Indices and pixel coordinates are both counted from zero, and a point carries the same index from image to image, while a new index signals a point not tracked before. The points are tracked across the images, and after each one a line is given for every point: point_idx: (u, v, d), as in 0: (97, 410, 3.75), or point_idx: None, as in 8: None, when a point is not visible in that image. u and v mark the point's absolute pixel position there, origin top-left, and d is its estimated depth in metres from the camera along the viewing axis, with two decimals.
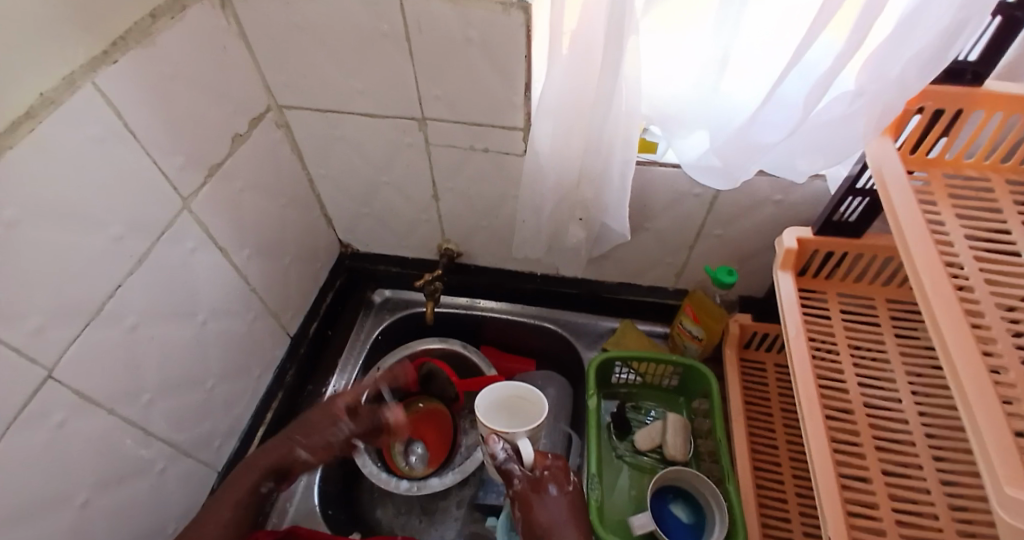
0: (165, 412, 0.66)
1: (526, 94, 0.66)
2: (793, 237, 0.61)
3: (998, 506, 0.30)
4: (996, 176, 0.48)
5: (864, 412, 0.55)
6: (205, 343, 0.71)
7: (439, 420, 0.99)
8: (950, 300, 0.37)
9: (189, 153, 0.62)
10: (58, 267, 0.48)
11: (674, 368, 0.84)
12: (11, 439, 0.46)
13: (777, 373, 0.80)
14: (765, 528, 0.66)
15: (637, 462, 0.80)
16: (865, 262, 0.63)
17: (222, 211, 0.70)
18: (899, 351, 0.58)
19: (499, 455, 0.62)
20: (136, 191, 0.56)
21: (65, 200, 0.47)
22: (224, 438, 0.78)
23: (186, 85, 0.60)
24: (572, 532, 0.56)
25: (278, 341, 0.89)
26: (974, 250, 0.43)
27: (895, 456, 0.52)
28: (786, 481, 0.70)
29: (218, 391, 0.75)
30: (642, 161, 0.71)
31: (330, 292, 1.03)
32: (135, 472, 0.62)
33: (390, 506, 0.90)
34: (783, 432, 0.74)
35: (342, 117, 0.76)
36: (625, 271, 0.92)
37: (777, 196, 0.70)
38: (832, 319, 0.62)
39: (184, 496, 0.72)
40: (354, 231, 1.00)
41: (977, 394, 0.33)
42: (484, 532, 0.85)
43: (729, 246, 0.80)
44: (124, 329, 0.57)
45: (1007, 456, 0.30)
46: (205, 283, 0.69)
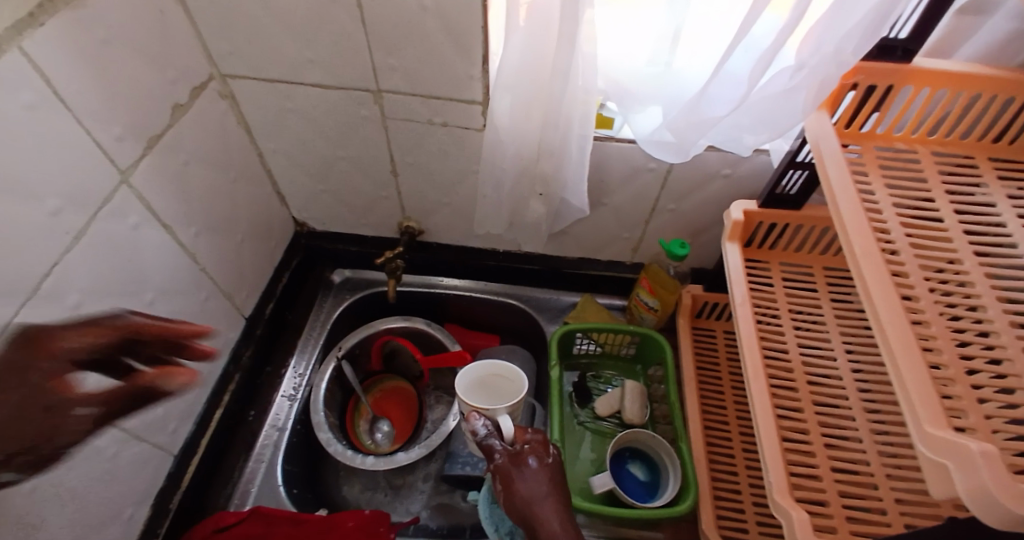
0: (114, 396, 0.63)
1: (484, 67, 0.66)
2: (740, 209, 0.65)
3: (921, 445, 0.33)
4: (923, 148, 0.52)
5: (803, 371, 0.59)
6: (156, 325, 0.68)
7: (404, 397, 1.00)
8: (878, 263, 0.40)
9: (127, 123, 0.59)
10: None
11: (631, 337, 0.87)
12: None
13: (726, 339, 0.84)
14: (714, 482, 0.71)
15: (598, 427, 0.83)
16: (806, 232, 0.67)
17: (166, 185, 0.67)
18: (834, 315, 0.62)
19: (480, 432, 0.63)
20: (72, 163, 0.52)
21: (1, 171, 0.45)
22: (179, 422, 0.75)
23: (122, 50, 0.56)
24: (554, 503, 0.56)
25: (233, 322, 0.86)
26: (901, 217, 0.46)
27: (831, 409, 0.56)
28: (733, 438, 0.74)
29: (171, 372, 0.72)
30: (598, 137, 0.72)
31: (286, 272, 1.00)
32: (85, 457, 0.60)
33: (357, 484, 0.90)
34: (731, 394, 0.78)
35: (292, 88, 0.74)
36: (583, 247, 0.94)
37: (725, 170, 0.73)
38: (774, 286, 0.66)
39: (138, 480, 0.69)
40: (310, 210, 0.97)
41: (902, 346, 0.36)
42: (452, 503, 0.86)
43: (682, 220, 0.83)
44: (65, 310, 0.54)
45: (927, 401, 0.34)
46: (152, 262, 0.66)
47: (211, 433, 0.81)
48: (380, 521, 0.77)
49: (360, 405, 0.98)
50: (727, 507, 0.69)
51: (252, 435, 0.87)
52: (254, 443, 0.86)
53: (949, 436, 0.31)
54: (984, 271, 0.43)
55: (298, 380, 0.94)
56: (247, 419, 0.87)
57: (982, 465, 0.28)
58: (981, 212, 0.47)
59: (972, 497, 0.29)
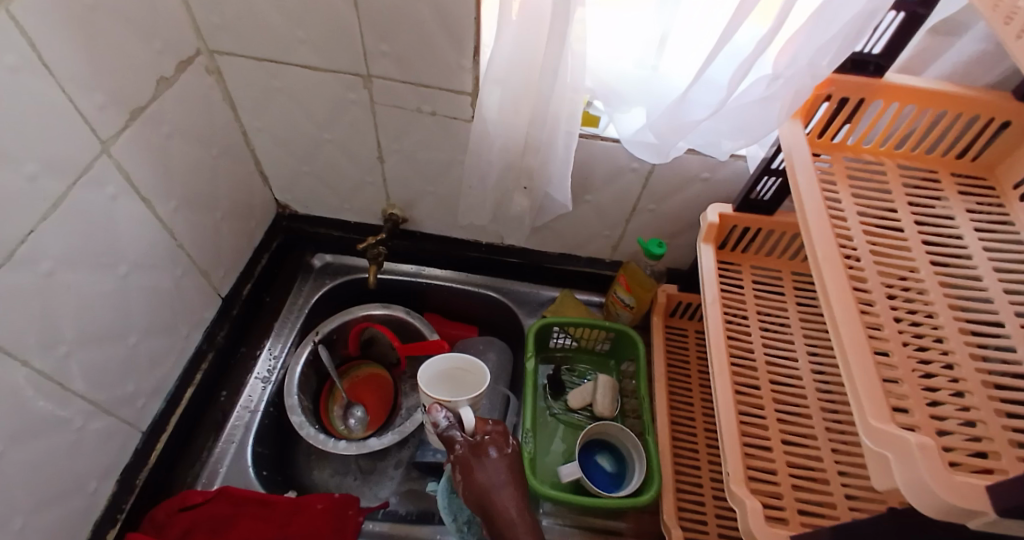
0: (83, 367, 0.62)
1: (475, 58, 0.67)
2: (715, 213, 0.67)
3: (866, 438, 0.35)
4: (889, 162, 0.54)
5: (766, 369, 0.61)
6: (129, 297, 0.68)
7: (380, 384, 1.00)
8: (836, 265, 0.43)
9: (111, 91, 0.58)
10: None
11: (607, 333, 0.89)
12: None
13: (697, 339, 0.86)
14: (678, 475, 0.73)
15: (569, 419, 0.85)
16: (778, 237, 0.69)
17: (147, 157, 0.66)
18: (798, 318, 0.65)
19: (441, 424, 0.62)
20: (54, 131, 0.52)
21: None
22: (148, 398, 0.74)
23: (109, 16, 0.56)
24: (512, 491, 0.58)
25: (208, 302, 0.85)
26: (863, 225, 0.48)
27: (790, 406, 0.59)
28: (698, 433, 0.76)
29: (142, 347, 0.72)
30: (584, 135, 0.73)
31: (265, 253, 0.99)
32: (52, 428, 0.59)
33: (327, 468, 0.90)
34: (699, 391, 0.80)
35: (281, 67, 0.73)
36: (565, 243, 0.96)
37: (704, 174, 0.75)
38: (744, 288, 0.68)
39: (105, 454, 0.68)
40: (293, 192, 0.97)
41: (854, 345, 0.38)
42: (420, 489, 0.87)
43: (661, 221, 0.85)
44: (38, 276, 0.53)
45: (874, 397, 0.36)
46: (128, 234, 0.66)
47: (181, 411, 0.80)
48: (349, 504, 0.78)
49: (335, 390, 0.98)
50: (688, 500, 0.71)
51: (223, 414, 0.86)
52: (225, 423, 0.86)
53: (890, 429, 0.33)
54: (939, 280, 0.45)
55: (273, 362, 0.94)
56: (219, 399, 0.87)
57: (919, 457, 0.30)
58: (939, 224, 0.49)
59: (910, 487, 0.31)
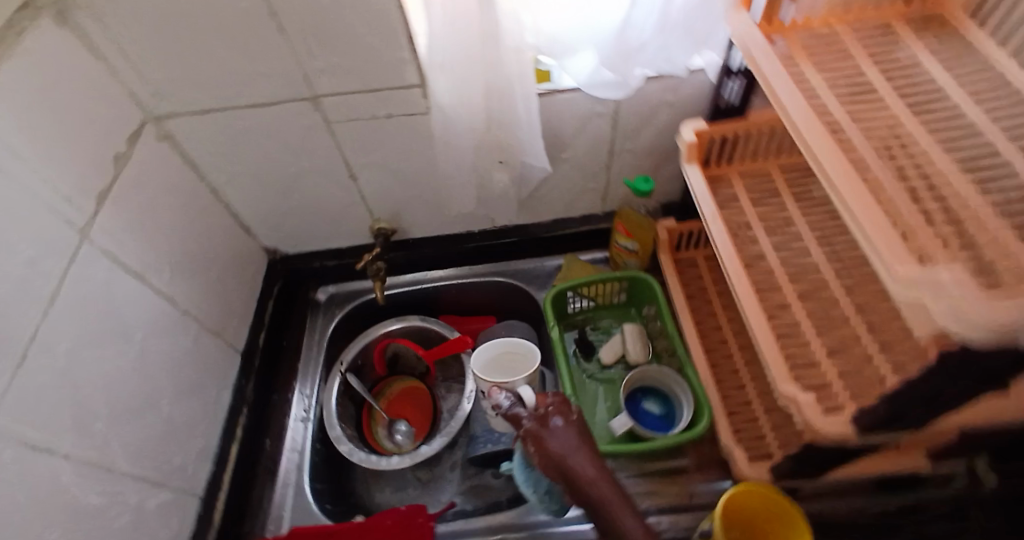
0: (126, 448, 0.63)
1: (412, 47, 0.65)
2: (691, 130, 0.66)
3: (898, 294, 0.34)
4: (841, 26, 0.53)
5: (781, 268, 0.60)
6: (149, 373, 0.68)
7: (416, 395, 1.00)
8: (822, 136, 0.41)
9: (70, 178, 0.57)
10: None
11: (620, 284, 0.88)
12: None
13: (709, 263, 0.85)
14: (726, 397, 0.72)
15: (606, 375, 0.85)
16: (759, 137, 0.67)
17: (126, 234, 0.66)
18: (800, 211, 0.64)
19: (505, 404, 0.60)
20: (30, 228, 0.51)
21: None
22: (197, 465, 0.75)
23: (47, 105, 0.55)
24: (588, 455, 0.51)
25: (229, 359, 0.85)
26: (839, 93, 0.47)
27: (816, 297, 0.58)
28: (735, 353, 0.76)
29: (177, 417, 0.72)
30: (543, 92, 0.71)
31: (270, 300, 0.99)
32: (114, 514, 0.59)
33: (387, 487, 0.90)
34: (723, 311, 0.80)
35: (227, 113, 0.73)
36: (553, 207, 0.95)
37: (668, 97, 0.73)
38: (739, 198, 0.67)
39: (170, 527, 0.69)
40: (278, 234, 0.97)
41: (860, 207, 0.37)
42: (484, 482, 0.87)
43: (642, 158, 0.84)
44: (57, 371, 0.53)
45: (896, 252, 0.35)
46: (132, 313, 0.65)
47: (231, 469, 0.81)
48: (415, 513, 0.78)
49: (375, 412, 0.98)
50: (744, 418, 0.70)
51: (272, 461, 0.86)
52: (276, 470, 0.85)
53: (922, 275, 0.32)
54: (929, 125, 0.44)
55: (307, 401, 0.93)
56: (265, 447, 0.87)
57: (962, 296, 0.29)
58: (911, 73, 0.48)
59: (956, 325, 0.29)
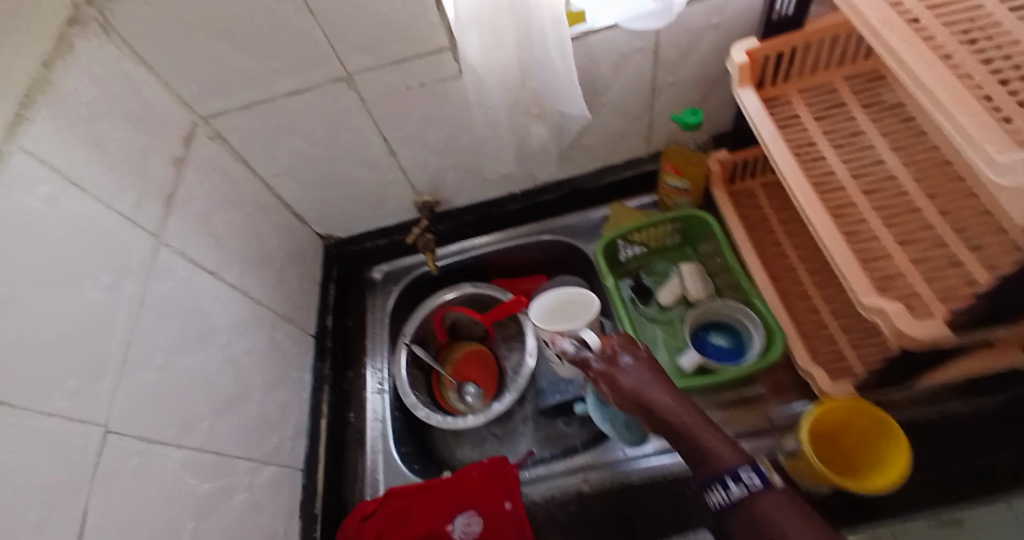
0: (228, 434, 0.68)
1: (440, 9, 0.64)
2: (742, 51, 0.62)
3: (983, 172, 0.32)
4: None
5: (852, 181, 0.57)
6: (237, 363, 0.73)
7: (480, 357, 1.02)
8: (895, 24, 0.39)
9: (137, 187, 0.61)
10: (76, 326, 0.49)
11: (672, 225, 0.86)
12: (102, 483, 0.48)
13: (767, 192, 0.82)
14: (799, 325, 0.70)
15: (668, 317, 0.84)
16: (817, 49, 0.63)
17: (195, 234, 0.69)
18: (869, 121, 0.60)
19: (570, 350, 0.60)
20: (110, 242, 0.55)
21: (51, 258, 0.47)
22: (294, 441, 0.81)
23: (107, 121, 0.58)
24: (662, 386, 0.51)
25: (301, 341, 0.90)
26: None
27: (893, 207, 0.55)
28: (804, 279, 0.73)
29: (268, 401, 0.78)
30: (576, 36, 0.69)
31: (331, 285, 1.03)
32: (229, 494, 0.65)
33: (467, 445, 0.94)
34: (788, 239, 0.77)
35: (269, 105, 0.74)
36: (596, 155, 0.92)
37: (716, 20, 0.70)
38: (799, 115, 0.64)
39: (280, 499, 0.75)
40: (330, 219, 1.00)
41: (937, 89, 0.35)
42: (556, 431, 0.90)
43: (685, 90, 0.80)
44: (155, 369, 0.58)
45: (981, 132, 0.33)
46: (212, 310, 0.70)
47: (324, 440, 0.87)
48: (501, 462, 0.81)
49: (443, 377, 1.02)
50: (819, 343, 0.68)
51: (359, 432, 0.91)
52: (364, 439, 0.90)
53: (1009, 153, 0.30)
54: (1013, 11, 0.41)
55: (380, 374, 0.97)
56: (350, 420, 0.92)
57: None
58: None
59: None
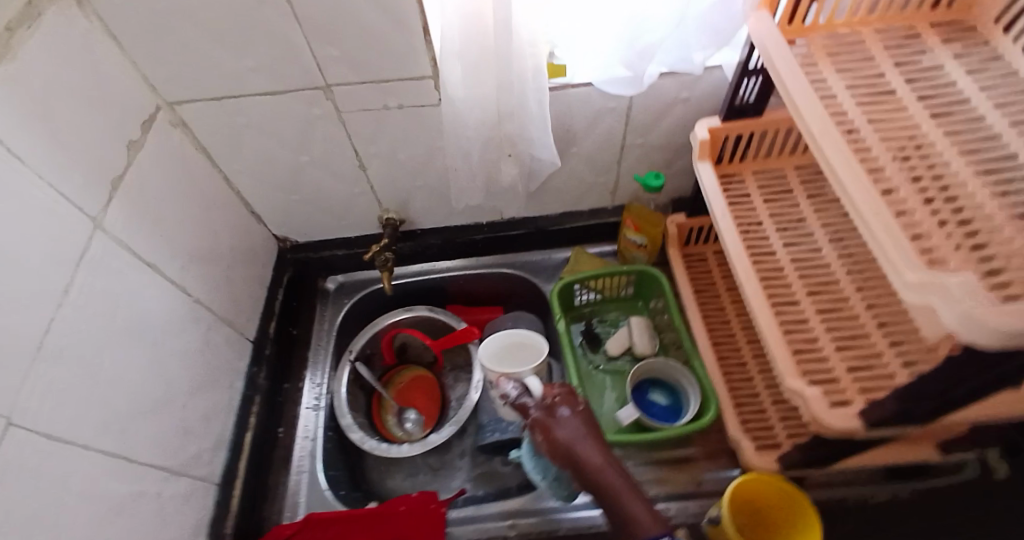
0: (143, 437, 0.64)
1: (427, 39, 0.66)
2: (705, 128, 0.66)
3: (905, 293, 0.35)
4: (865, 29, 0.54)
5: (792, 266, 0.61)
6: (164, 363, 0.69)
7: (425, 384, 1.02)
8: (835, 138, 0.42)
9: (84, 169, 0.58)
10: None
11: (628, 277, 0.89)
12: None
13: (718, 259, 0.87)
14: (733, 391, 0.73)
15: (614, 367, 0.86)
16: (771, 138, 0.68)
17: (139, 224, 0.66)
18: (813, 211, 0.65)
19: (513, 394, 0.63)
20: (44, 224, 0.52)
21: None
22: (213, 451, 0.77)
23: (62, 96, 0.55)
24: (594, 443, 0.52)
25: (239, 349, 0.86)
26: (856, 96, 0.48)
27: (826, 295, 0.58)
28: (743, 348, 0.77)
29: (192, 406, 0.74)
30: (554, 87, 0.71)
31: (280, 288, 1.00)
32: (135, 504, 0.61)
33: (398, 474, 0.92)
34: (732, 307, 0.81)
35: (241, 100, 0.73)
36: (564, 200, 0.95)
37: (683, 94, 0.74)
38: (752, 195, 0.68)
39: (189, 512, 0.70)
40: (289, 223, 0.97)
41: (870, 207, 0.38)
42: (492, 470, 0.88)
43: (653, 153, 0.84)
44: (75, 363, 0.55)
45: (905, 255, 0.35)
46: (145, 305, 0.66)
47: (246, 457, 0.83)
48: (429, 500, 0.79)
49: (384, 400, 1.00)
50: (751, 412, 0.71)
51: (287, 449, 0.89)
52: (291, 456, 0.88)
53: (927, 277, 0.33)
54: (943, 130, 0.44)
55: (318, 390, 0.95)
56: (278, 436, 0.89)
57: (963, 295, 0.30)
58: (933, 76, 0.49)
59: (961, 326, 0.29)
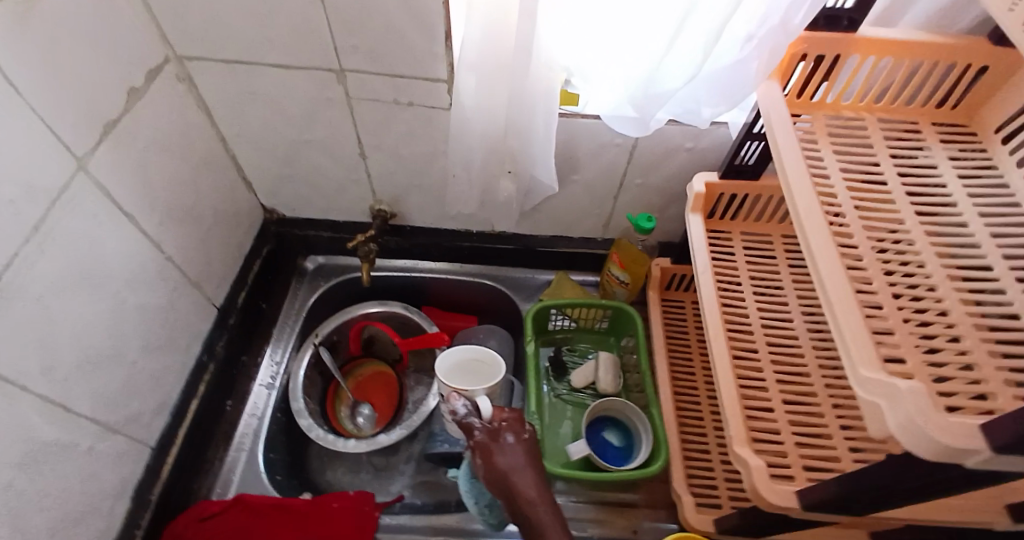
0: (85, 388, 0.62)
1: (448, 44, 0.66)
2: (701, 182, 0.67)
3: (857, 388, 0.35)
4: (870, 115, 0.55)
5: (762, 332, 0.62)
6: (123, 317, 0.67)
7: (384, 381, 1.00)
8: (819, 221, 0.43)
9: (78, 108, 0.57)
10: None
11: (604, 311, 0.89)
12: None
13: (694, 309, 0.87)
14: (684, 443, 0.74)
15: (574, 398, 0.86)
16: (764, 203, 0.70)
17: (125, 172, 0.65)
18: (791, 281, 0.66)
19: (461, 411, 0.61)
20: (27, 159, 0.51)
21: None
22: (155, 413, 0.75)
23: (70, 33, 0.54)
24: (532, 474, 0.52)
25: (203, 314, 0.84)
26: (848, 181, 0.49)
27: (789, 367, 0.59)
28: (702, 402, 0.78)
29: (142, 364, 0.72)
30: (564, 114, 0.72)
31: (258, 259, 0.98)
32: (61, 456, 0.59)
33: (340, 468, 0.90)
34: (700, 359, 0.82)
35: (252, 69, 0.72)
36: (556, 225, 0.95)
37: (688, 144, 0.75)
38: (736, 255, 0.69)
39: (118, 473, 0.68)
40: (278, 197, 0.96)
41: (840, 294, 0.39)
42: (435, 480, 0.87)
43: (649, 195, 0.85)
44: (29, 301, 0.53)
45: (863, 347, 0.36)
46: (114, 254, 0.65)
47: (188, 425, 0.80)
48: (364, 500, 0.78)
49: (341, 390, 0.98)
50: (699, 468, 0.72)
51: (231, 425, 0.86)
52: (233, 433, 0.86)
53: (880, 376, 0.33)
54: (924, 230, 0.46)
55: (275, 369, 0.94)
56: (226, 410, 0.87)
57: (911, 398, 0.30)
58: (924, 175, 0.50)
59: (904, 431, 0.30)
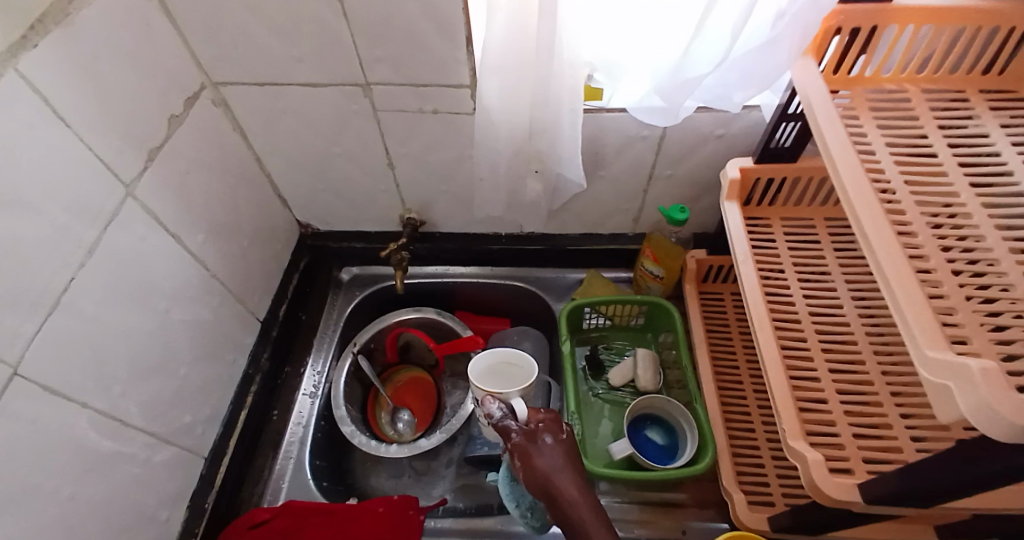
0: (140, 402, 0.65)
1: (469, 49, 0.66)
2: (736, 168, 0.65)
3: (924, 371, 0.33)
4: (913, 87, 0.52)
5: (810, 320, 0.59)
6: (172, 332, 0.70)
7: (422, 386, 1.01)
8: (870, 199, 0.41)
9: (124, 136, 0.60)
10: (20, 259, 0.48)
11: (640, 307, 0.88)
12: None
13: (734, 301, 0.85)
14: (732, 439, 0.71)
15: (613, 397, 0.84)
16: (802, 186, 0.67)
17: (169, 195, 0.68)
18: (838, 266, 0.63)
19: (496, 415, 0.59)
20: (79, 187, 0.54)
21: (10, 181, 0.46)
22: (205, 424, 0.77)
23: (112, 66, 0.57)
24: (573, 475, 0.51)
25: (247, 327, 0.87)
26: (896, 156, 0.46)
27: (841, 355, 0.57)
28: (748, 395, 0.75)
29: (192, 377, 0.74)
30: (588, 110, 0.71)
31: (295, 274, 1.01)
32: (119, 467, 0.61)
33: (383, 472, 0.92)
34: (743, 352, 0.79)
35: (281, 88, 0.75)
36: (586, 222, 0.94)
37: (718, 131, 0.73)
38: (777, 241, 0.66)
39: (172, 482, 0.71)
40: (312, 210, 0.99)
41: (897, 274, 0.37)
42: (476, 483, 0.87)
43: (681, 186, 0.83)
44: (84, 321, 0.55)
45: (927, 329, 0.34)
46: (161, 273, 0.67)
47: (237, 435, 0.83)
48: (408, 504, 0.79)
49: (380, 397, 1.00)
50: (748, 465, 0.69)
51: (278, 433, 0.89)
52: (280, 440, 0.88)
53: (948, 358, 0.31)
54: (982, 202, 0.43)
55: (317, 378, 0.96)
56: (272, 419, 0.89)
57: (982, 382, 0.28)
58: (976, 144, 0.47)
59: (976, 413, 0.28)
